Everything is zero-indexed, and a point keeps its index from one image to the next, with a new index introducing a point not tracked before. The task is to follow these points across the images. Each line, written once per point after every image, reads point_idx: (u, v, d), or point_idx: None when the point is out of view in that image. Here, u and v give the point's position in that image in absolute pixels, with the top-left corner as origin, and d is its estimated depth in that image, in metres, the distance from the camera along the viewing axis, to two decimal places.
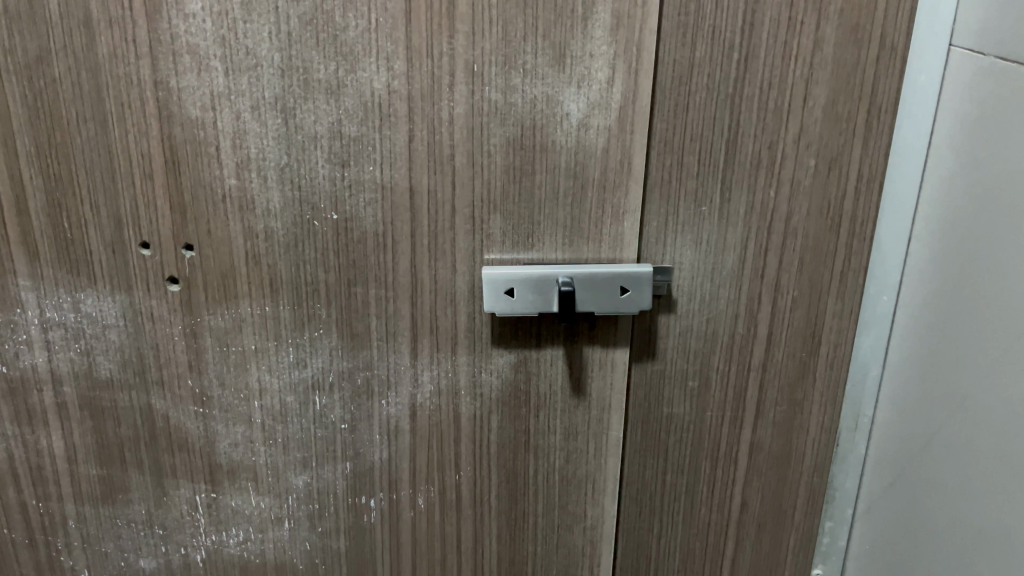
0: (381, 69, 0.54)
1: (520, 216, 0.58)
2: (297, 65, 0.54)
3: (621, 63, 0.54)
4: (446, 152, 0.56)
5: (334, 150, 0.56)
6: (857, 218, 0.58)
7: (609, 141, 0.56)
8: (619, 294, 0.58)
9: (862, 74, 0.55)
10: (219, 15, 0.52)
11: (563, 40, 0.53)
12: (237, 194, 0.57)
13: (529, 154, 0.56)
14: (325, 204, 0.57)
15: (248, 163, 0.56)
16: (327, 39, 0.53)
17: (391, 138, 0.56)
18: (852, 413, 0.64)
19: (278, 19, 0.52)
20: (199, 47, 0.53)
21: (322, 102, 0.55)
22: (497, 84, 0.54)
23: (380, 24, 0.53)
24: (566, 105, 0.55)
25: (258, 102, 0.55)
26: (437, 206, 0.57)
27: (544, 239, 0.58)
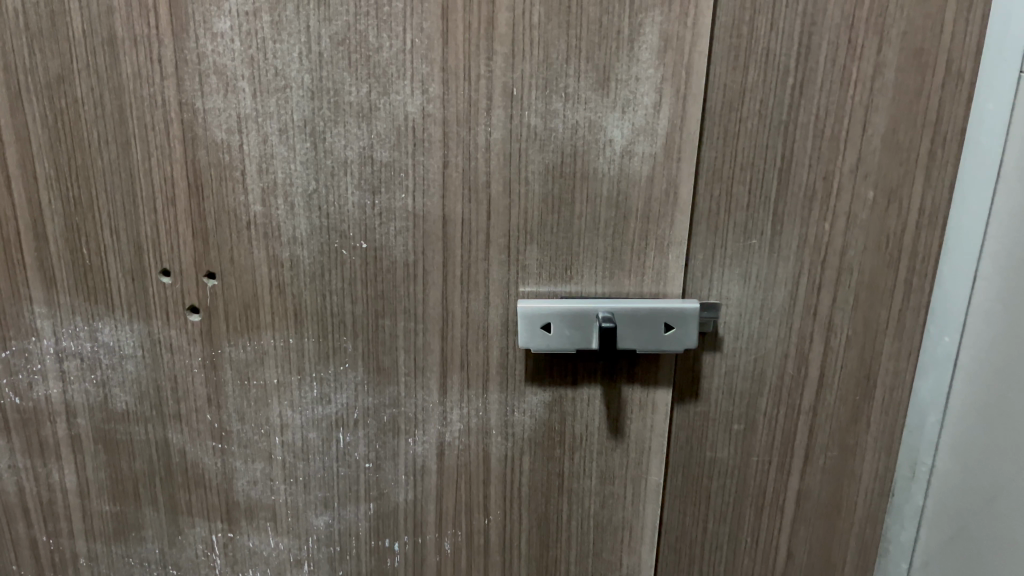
0: (415, 92, 0.51)
1: (558, 247, 0.55)
2: (328, 87, 0.51)
3: (669, 87, 0.51)
4: (481, 179, 0.53)
5: (364, 176, 0.53)
6: (917, 253, 0.55)
7: (653, 169, 0.53)
8: (662, 330, 0.55)
9: (926, 101, 0.51)
10: (248, 34, 0.50)
11: (607, 64, 0.50)
12: (262, 221, 0.54)
13: (569, 183, 0.53)
14: (354, 231, 0.54)
15: (274, 188, 0.54)
16: (359, 61, 0.51)
17: (424, 164, 0.53)
18: (909, 461, 0.60)
19: (310, 39, 0.50)
20: (226, 68, 0.51)
21: (352, 125, 0.52)
22: (537, 108, 0.51)
23: (416, 44, 0.50)
24: (609, 130, 0.52)
25: (286, 125, 0.52)
26: (471, 236, 0.54)
27: (583, 271, 0.55)
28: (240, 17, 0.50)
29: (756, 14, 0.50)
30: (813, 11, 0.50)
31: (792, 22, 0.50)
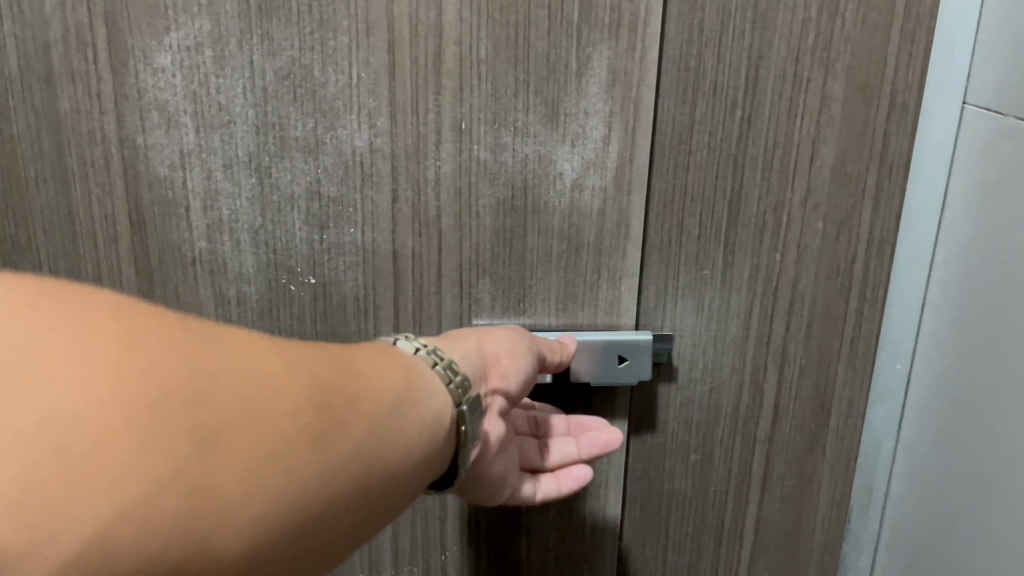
0: (362, 126, 0.50)
1: (511, 280, 0.54)
2: (273, 121, 0.50)
3: (618, 120, 0.51)
4: (432, 214, 0.52)
5: (311, 211, 0.52)
6: (867, 282, 0.55)
7: (604, 202, 0.52)
8: (616, 362, 0.55)
9: (872, 133, 0.51)
10: (190, 69, 0.49)
11: (555, 97, 0.50)
12: (208, 257, 0.53)
13: (520, 216, 0.53)
14: (302, 267, 0.53)
15: (219, 225, 0.52)
16: (304, 95, 0.50)
17: (373, 198, 0.52)
18: (865, 487, 0.60)
19: (253, 73, 0.49)
20: (167, 103, 0.50)
21: (299, 160, 0.51)
22: (486, 142, 0.51)
23: (362, 79, 0.49)
24: (559, 164, 0.52)
25: (231, 160, 0.51)
26: (423, 270, 0.54)
27: (536, 304, 0.55)
28: (181, 52, 0.49)
29: (704, 48, 0.50)
30: (759, 44, 0.50)
31: (739, 56, 0.50)
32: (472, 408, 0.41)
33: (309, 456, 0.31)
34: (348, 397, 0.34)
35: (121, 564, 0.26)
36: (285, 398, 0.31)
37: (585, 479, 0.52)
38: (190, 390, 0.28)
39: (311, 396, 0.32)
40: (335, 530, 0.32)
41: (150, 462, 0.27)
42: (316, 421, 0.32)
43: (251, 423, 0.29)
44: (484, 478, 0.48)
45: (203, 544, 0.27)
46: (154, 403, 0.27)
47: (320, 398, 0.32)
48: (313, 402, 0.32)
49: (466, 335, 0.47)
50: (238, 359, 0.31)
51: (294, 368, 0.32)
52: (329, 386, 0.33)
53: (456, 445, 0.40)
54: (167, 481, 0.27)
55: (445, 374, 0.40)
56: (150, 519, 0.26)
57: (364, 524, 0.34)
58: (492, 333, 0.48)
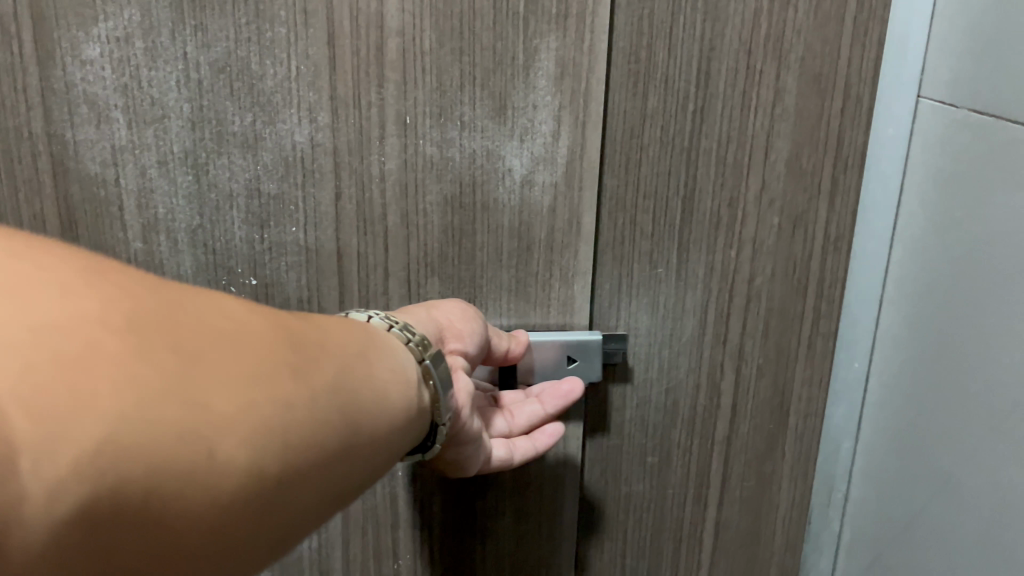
0: (303, 120, 0.48)
1: (460, 279, 0.53)
2: (209, 116, 0.48)
3: (568, 115, 0.49)
4: (377, 212, 0.51)
5: (251, 209, 0.50)
6: (824, 279, 0.54)
7: (555, 199, 0.51)
8: (565, 363, 0.54)
9: (827, 126, 0.50)
10: (120, 61, 0.46)
11: (503, 91, 0.48)
12: (144, 258, 0.51)
13: (469, 214, 0.51)
14: (242, 267, 0.52)
15: (156, 224, 0.50)
16: (242, 89, 0.47)
17: (315, 196, 0.50)
18: (825, 487, 0.60)
19: (187, 66, 0.47)
20: (97, 97, 0.47)
21: (237, 157, 0.49)
22: (432, 137, 0.49)
23: (301, 72, 0.47)
24: (508, 159, 0.50)
25: (165, 156, 0.49)
26: (370, 268, 0.52)
27: (487, 303, 0.53)
28: (110, 44, 0.46)
29: (654, 40, 0.48)
30: (711, 36, 0.48)
31: (690, 47, 0.49)
32: (440, 366, 0.41)
33: (291, 388, 0.29)
34: (316, 345, 0.33)
35: (130, 466, 0.24)
36: (258, 330, 0.30)
37: (558, 432, 0.52)
38: (163, 315, 0.27)
39: (283, 336, 0.31)
40: (314, 480, 0.30)
41: (134, 366, 0.25)
42: (292, 355, 0.31)
43: (233, 352, 0.28)
44: (461, 446, 0.46)
45: (196, 466, 0.25)
46: (133, 320, 0.26)
47: (290, 337, 0.31)
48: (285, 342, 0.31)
49: (413, 308, 0.46)
50: (207, 304, 0.29)
51: (260, 314, 0.31)
52: (297, 327, 0.32)
53: (432, 401, 0.40)
54: (157, 391, 0.25)
55: (404, 333, 0.40)
56: (151, 424, 0.24)
57: (339, 486, 0.32)
58: (438, 303, 0.48)
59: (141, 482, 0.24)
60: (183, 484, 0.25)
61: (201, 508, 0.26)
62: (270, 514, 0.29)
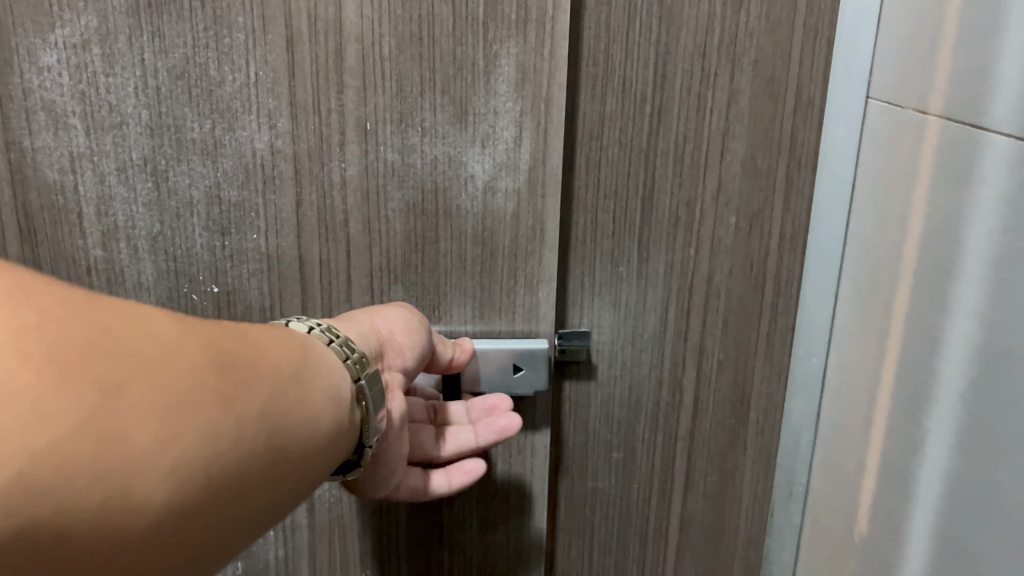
0: (262, 127, 0.48)
1: (425, 285, 0.52)
2: (167, 123, 0.47)
3: (529, 121, 0.48)
4: (339, 219, 0.50)
5: (211, 217, 0.50)
6: (781, 276, 0.55)
7: (518, 205, 0.50)
8: (510, 372, 0.54)
9: (781, 127, 0.52)
10: (77, 68, 0.46)
11: (463, 96, 0.48)
12: (105, 266, 0.50)
13: (431, 220, 0.51)
14: (204, 275, 0.51)
15: (116, 230, 0.50)
16: (201, 95, 0.47)
17: (276, 203, 0.50)
18: (786, 482, 0.60)
19: (145, 72, 0.46)
20: (54, 104, 0.46)
21: (197, 164, 0.48)
22: (393, 142, 0.48)
23: (261, 78, 0.47)
24: (469, 166, 0.49)
25: (124, 164, 0.48)
26: (333, 276, 0.52)
27: (451, 311, 0.53)
28: (68, 50, 0.45)
29: (611, 44, 0.49)
30: (666, 39, 0.50)
31: (646, 51, 0.50)
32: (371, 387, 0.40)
33: (217, 411, 0.30)
34: (247, 362, 0.33)
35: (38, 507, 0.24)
36: (185, 351, 0.30)
37: (479, 471, 0.51)
38: (86, 337, 0.27)
39: (212, 356, 0.31)
40: (240, 502, 0.31)
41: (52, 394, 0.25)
42: (220, 376, 0.30)
43: (156, 377, 0.28)
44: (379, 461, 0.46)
45: (114, 494, 0.26)
46: (51, 347, 0.25)
47: (219, 357, 0.31)
48: (214, 364, 0.31)
49: (360, 316, 0.46)
50: (134, 318, 0.29)
51: (189, 328, 0.31)
52: (227, 343, 0.32)
53: (361, 422, 0.40)
54: (75, 419, 0.25)
55: (342, 350, 0.40)
56: (62, 461, 0.24)
57: (268, 504, 0.33)
58: (382, 310, 0.48)
59: (54, 520, 0.24)
60: (95, 520, 0.25)
61: (119, 540, 0.26)
62: (194, 540, 0.29)
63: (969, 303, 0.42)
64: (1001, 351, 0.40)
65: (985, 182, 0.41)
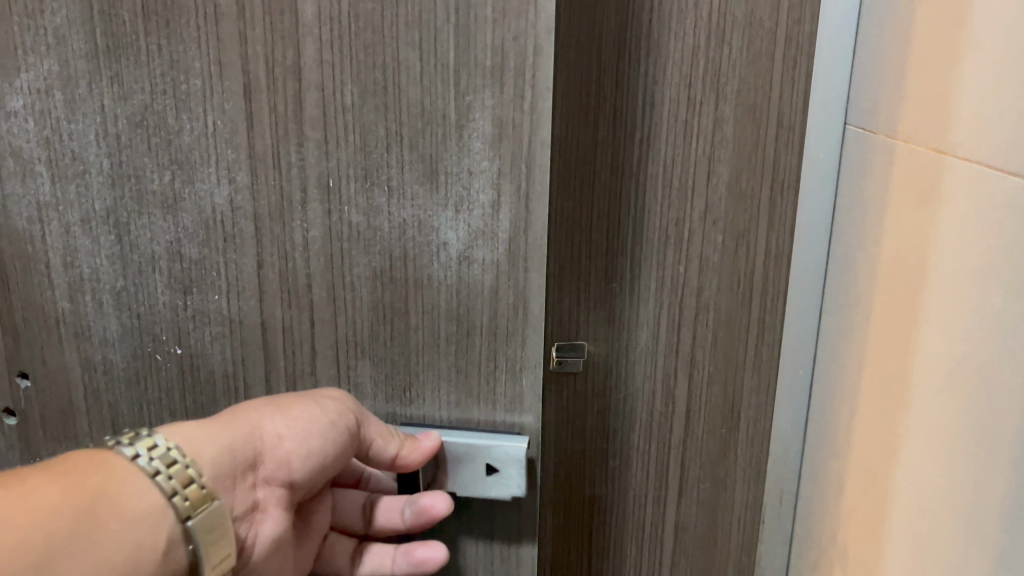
0: (222, 180, 0.38)
1: (395, 370, 0.40)
2: (128, 172, 0.39)
3: (507, 184, 0.37)
4: (301, 282, 0.39)
5: (174, 274, 0.40)
6: (767, 292, 0.58)
7: (497, 279, 0.38)
8: (483, 473, 0.40)
9: (763, 151, 0.55)
10: (42, 112, 0.38)
11: (434, 153, 0.37)
12: (72, 318, 0.42)
13: (398, 290, 0.39)
14: (168, 334, 0.41)
15: (82, 282, 0.41)
16: (160, 144, 0.38)
17: (237, 263, 0.39)
18: (776, 489, 0.63)
19: (105, 117, 0.38)
20: (22, 150, 0.39)
21: (159, 219, 0.39)
22: (356, 202, 0.38)
23: (218, 127, 0.37)
24: (440, 232, 0.38)
25: (90, 214, 0.40)
26: (292, 346, 0.40)
27: (424, 394, 0.40)
28: (33, 96, 0.38)
29: (603, 75, 0.54)
30: (654, 71, 0.54)
31: (637, 81, 0.54)
32: (206, 530, 0.34)
33: None
34: None
35: None
36: None
37: None
38: None
39: None
40: None
41: None
42: None
43: None
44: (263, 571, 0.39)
45: None
46: None
47: None
48: None
49: (258, 407, 0.38)
50: None
51: None
52: None
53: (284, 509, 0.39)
54: None
55: (168, 486, 0.33)
56: None
57: None
58: (288, 402, 0.38)
59: None
60: None
61: None
62: None
63: (939, 322, 0.44)
64: (970, 369, 0.41)
65: (954, 203, 0.42)
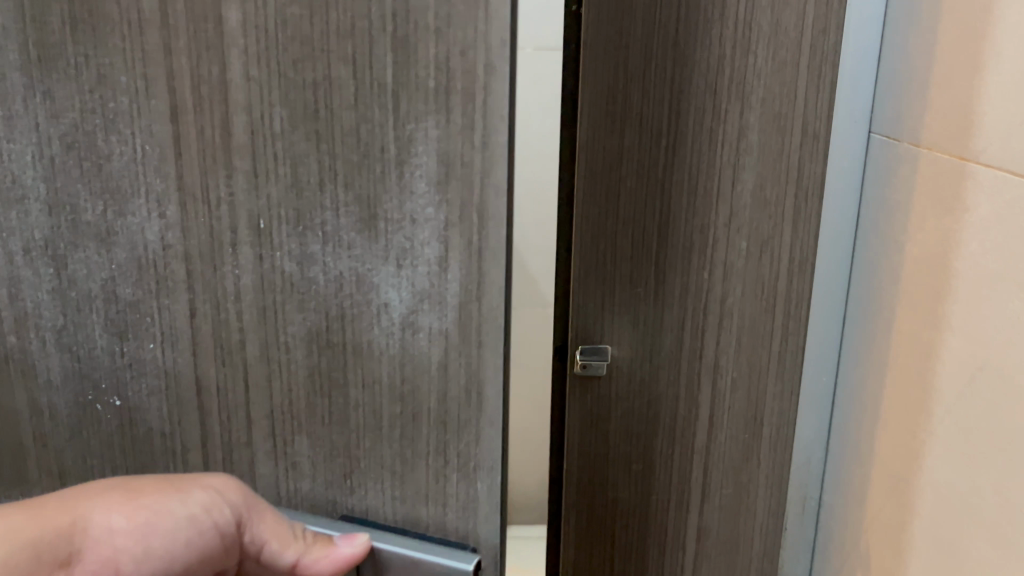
0: (97, 196, 0.27)
1: (332, 454, 0.28)
2: None
3: (458, 243, 0.26)
4: (176, 326, 0.28)
5: None
6: (792, 299, 0.58)
7: (447, 356, 0.27)
8: None
9: (788, 160, 0.56)
10: None
11: (371, 193, 0.26)
12: None
13: (338, 363, 0.27)
14: None
15: (26, 317, 0.29)
16: None
17: (123, 298, 0.31)
18: (798, 497, 0.62)
19: None
20: None
21: None
22: (294, 249, 0.27)
23: (54, 103, 0.26)
24: (380, 292, 0.26)
25: None
26: (223, 407, 0.29)
27: (327, 501, 0.28)
28: None
29: (630, 83, 0.55)
30: (680, 79, 0.55)
31: (663, 90, 0.55)
32: None
33: None
34: None
35: None
36: None
37: None
38: None
39: None
40: None
41: None
42: None
43: None
44: None
45: None
46: None
47: None
48: None
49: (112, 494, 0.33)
50: None
51: None
52: None
53: None
54: None
55: None
56: None
57: None
58: None
59: None
60: None
61: None
62: None
63: (963, 328, 0.44)
64: (997, 373, 0.41)
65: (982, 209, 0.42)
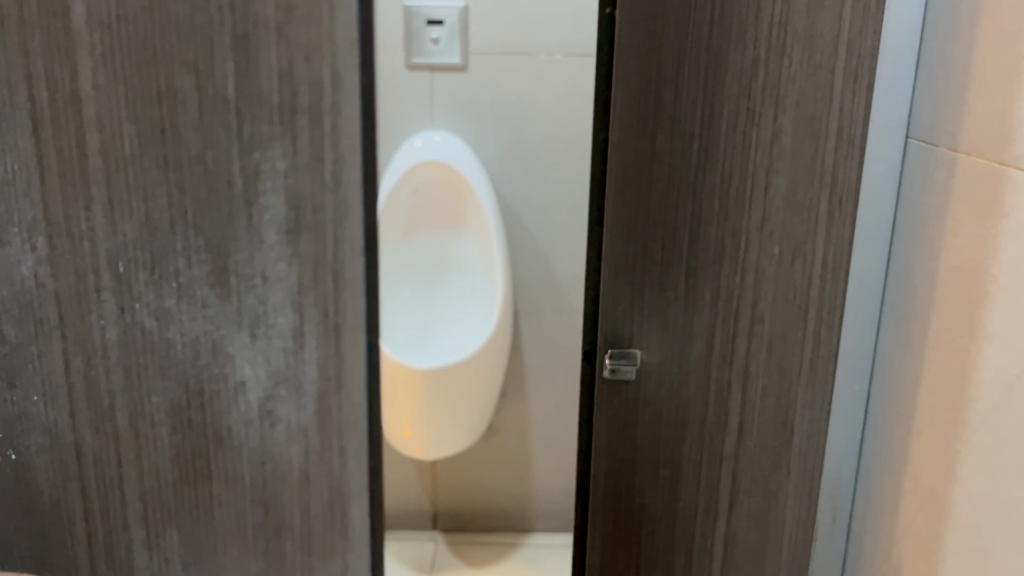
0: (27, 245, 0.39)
1: (202, 534, 0.43)
2: None
3: (311, 298, 0.40)
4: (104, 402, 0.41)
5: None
6: (825, 307, 0.56)
7: (306, 451, 0.42)
8: None
9: (822, 164, 0.54)
10: None
11: (222, 240, 0.39)
12: None
13: (201, 439, 0.42)
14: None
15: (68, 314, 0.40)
16: None
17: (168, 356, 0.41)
18: (830, 507, 0.61)
19: None
20: None
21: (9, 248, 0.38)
22: (146, 298, 0.40)
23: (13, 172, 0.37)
24: (238, 366, 0.41)
25: None
26: (106, 488, 0.42)
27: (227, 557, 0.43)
28: None
29: (662, 88, 0.56)
30: (713, 83, 0.55)
31: (696, 94, 0.56)
32: None
33: None
34: None
35: None
36: None
37: None
38: None
39: None
40: None
41: None
42: None
43: None
44: None
45: None
46: None
47: None
48: None
49: None
50: None
51: None
52: None
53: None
54: None
55: None
56: None
57: None
58: None
59: None
60: None
61: None
62: None
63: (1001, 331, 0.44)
64: None
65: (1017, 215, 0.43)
